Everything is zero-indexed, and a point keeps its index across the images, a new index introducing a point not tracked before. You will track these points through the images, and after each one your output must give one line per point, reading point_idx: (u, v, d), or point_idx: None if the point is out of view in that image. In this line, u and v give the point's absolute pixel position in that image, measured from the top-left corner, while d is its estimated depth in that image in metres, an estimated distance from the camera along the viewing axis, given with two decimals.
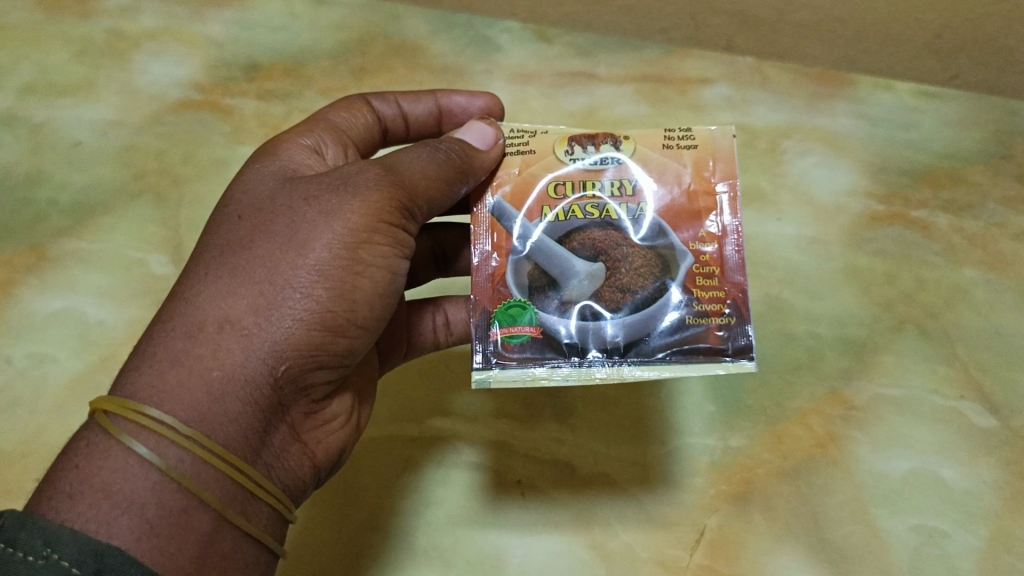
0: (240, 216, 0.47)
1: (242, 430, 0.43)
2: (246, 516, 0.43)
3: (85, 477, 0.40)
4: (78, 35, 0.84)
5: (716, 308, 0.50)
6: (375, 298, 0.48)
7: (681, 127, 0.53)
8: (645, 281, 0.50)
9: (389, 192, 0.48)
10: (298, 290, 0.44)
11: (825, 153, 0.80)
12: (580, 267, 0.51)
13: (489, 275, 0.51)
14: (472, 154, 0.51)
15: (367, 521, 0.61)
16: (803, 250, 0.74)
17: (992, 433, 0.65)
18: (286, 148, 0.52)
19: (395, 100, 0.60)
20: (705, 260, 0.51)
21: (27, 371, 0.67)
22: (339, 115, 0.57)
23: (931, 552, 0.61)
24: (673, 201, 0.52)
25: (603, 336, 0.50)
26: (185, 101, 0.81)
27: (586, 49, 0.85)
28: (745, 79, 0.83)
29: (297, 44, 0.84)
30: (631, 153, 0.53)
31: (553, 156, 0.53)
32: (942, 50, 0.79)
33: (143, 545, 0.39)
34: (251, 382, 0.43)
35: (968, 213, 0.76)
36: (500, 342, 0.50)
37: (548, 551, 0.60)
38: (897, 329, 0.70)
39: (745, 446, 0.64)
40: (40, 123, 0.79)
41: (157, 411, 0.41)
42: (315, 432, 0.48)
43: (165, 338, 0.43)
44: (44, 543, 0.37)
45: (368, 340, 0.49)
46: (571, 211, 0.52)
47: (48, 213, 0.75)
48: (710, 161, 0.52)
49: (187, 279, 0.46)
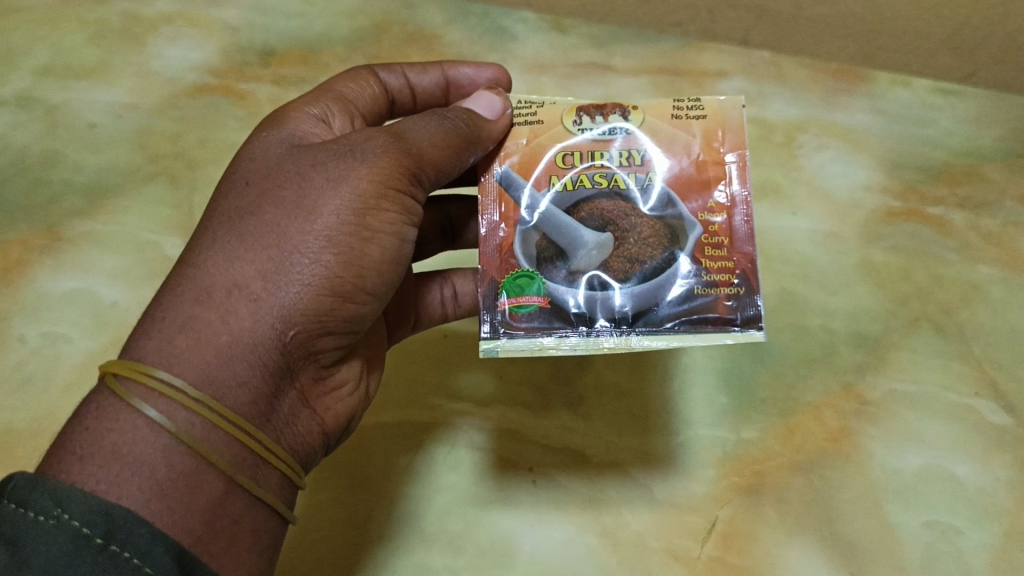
0: (248, 183, 0.47)
1: (250, 394, 0.43)
2: (256, 480, 0.43)
3: (95, 439, 0.39)
4: (94, 18, 0.84)
5: (725, 278, 0.49)
6: (383, 265, 0.47)
7: (690, 97, 0.53)
8: (653, 252, 0.50)
9: (398, 159, 0.48)
10: (306, 256, 0.44)
11: (841, 147, 0.79)
12: (588, 238, 0.50)
13: (497, 245, 0.51)
14: (480, 123, 0.51)
15: (375, 501, 0.61)
16: (818, 244, 0.74)
17: (1006, 430, 0.65)
18: (294, 116, 0.52)
19: (401, 71, 0.60)
20: (714, 230, 0.50)
21: (40, 351, 0.67)
22: (346, 86, 0.57)
23: (944, 548, 0.60)
24: (682, 171, 0.51)
25: (611, 306, 0.49)
26: (200, 85, 0.81)
27: (601, 41, 0.85)
28: (761, 73, 0.83)
29: (312, 30, 0.84)
30: (640, 123, 0.52)
31: (561, 126, 0.52)
32: (961, 46, 0.78)
33: (153, 506, 0.39)
34: (259, 346, 0.43)
35: (984, 211, 0.76)
36: (508, 312, 0.50)
37: (558, 538, 0.60)
38: (911, 325, 0.70)
39: (757, 438, 0.63)
40: (55, 104, 0.79)
41: (166, 373, 0.41)
42: (322, 398, 0.48)
43: (173, 301, 0.43)
44: (55, 503, 0.36)
45: (376, 308, 0.48)
46: (580, 180, 0.52)
47: (63, 194, 0.75)
48: (719, 131, 0.52)
49: (195, 244, 0.45)
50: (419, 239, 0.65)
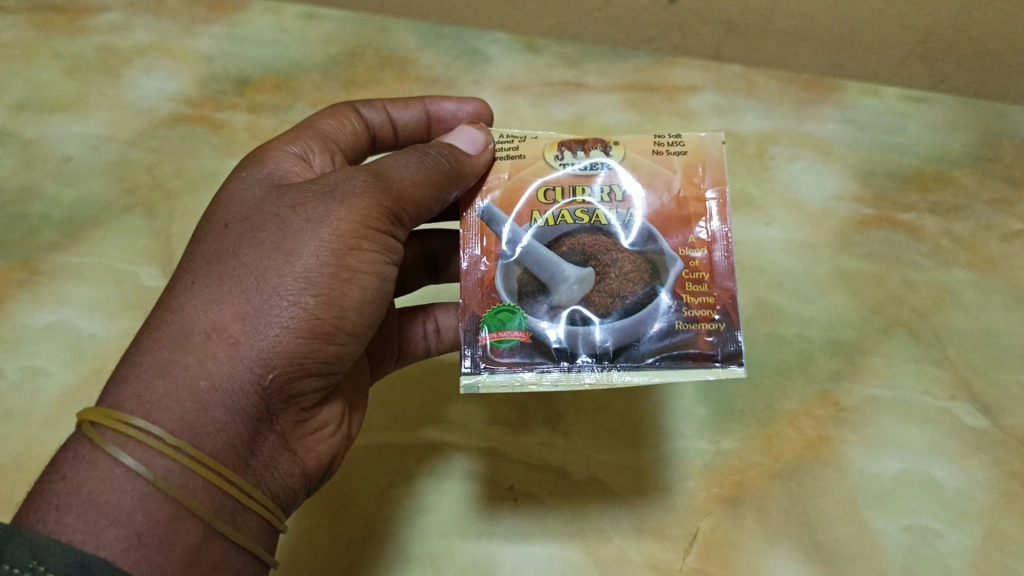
0: (227, 225, 0.48)
1: (230, 439, 0.43)
2: (236, 526, 0.43)
3: (72, 489, 0.40)
4: (69, 52, 0.85)
5: (706, 314, 0.50)
6: (363, 304, 0.48)
7: (672, 133, 0.53)
8: (635, 287, 0.51)
9: (377, 198, 0.48)
10: (285, 298, 0.45)
11: (813, 158, 0.80)
12: (570, 272, 0.51)
13: (478, 279, 0.52)
14: (461, 160, 0.52)
15: (363, 527, 0.61)
16: (792, 254, 0.75)
17: (983, 432, 0.66)
18: (274, 155, 0.53)
19: (383, 107, 0.61)
20: (695, 265, 0.51)
21: (19, 385, 0.67)
22: (328, 123, 0.58)
23: (925, 551, 0.61)
24: (664, 206, 0.52)
25: (593, 341, 0.50)
26: (176, 115, 0.81)
27: (574, 60, 0.86)
28: (732, 86, 0.84)
29: (287, 57, 0.85)
30: (621, 159, 0.53)
31: (543, 161, 0.53)
32: (928, 53, 0.80)
33: (131, 556, 0.39)
34: (238, 391, 0.43)
35: (955, 215, 0.77)
36: (489, 347, 0.50)
37: (541, 555, 0.60)
38: (886, 331, 0.70)
39: (737, 448, 0.64)
40: (32, 139, 0.80)
41: (144, 421, 0.41)
42: (305, 440, 0.49)
43: (152, 347, 0.43)
44: (31, 555, 0.36)
45: (357, 347, 0.49)
46: (561, 216, 0.52)
47: (40, 227, 0.75)
48: (701, 167, 0.53)
49: (174, 288, 0.46)
50: (402, 272, 0.65)
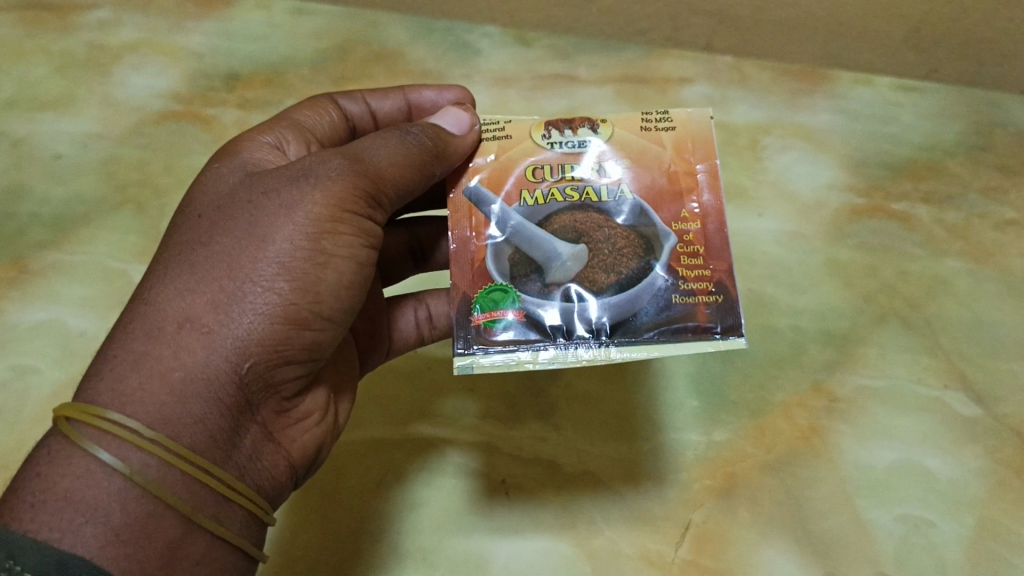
0: (201, 214, 0.47)
1: (208, 430, 0.43)
2: (219, 519, 0.43)
3: (47, 486, 0.39)
4: (57, 49, 0.85)
5: (703, 287, 0.50)
6: (341, 288, 0.47)
7: (658, 110, 0.54)
8: (629, 262, 0.50)
9: (352, 181, 0.48)
10: (258, 285, 0.44)
11: (805, 148, 0.80)
12: (562, 250, 0.50)
13: (468, 260, 0.51)
14: (444, 141, 0.52)
15: (353, 524, 0.60)
16: (784, 245, 0.74)
17: (976, 421, 0.65)
18: (248, 145, 0.52)
19: (363, 98, 0.61)
20: (689, 239, 0.51)
21: (10, 383, 0.66)
22: (304, 114, 0.57)
23: (917, 541, 0.60)
24: (654, 182, 0.52)
25: (589, 317, 0.49)
26: (165, 112, 0.81)
27: (565, 52, 0.86)
28: (723, 78, 0.85)
29: (277, 53, 0.85)
30: (609, 136, 0.53)
31: (530, 141, 0.53)
32: (921, 44, 0.80)
33: (108, 554, 0.39)
34: (215, 380, 0.43)
35: (947, 205, 0.77)
36: (482, 327, 0.49)
37: (534, 550, 0.59)
38: (879, 321, 0.70)
39: (729, 440, 0.63)
40: (21, 137, 0.80)
41: (118, 415, 0.41)
42: (288, 430, 0.48)
43: (126, 339, 0.43)
44: (5, 555, 0.37)
45: (337, 333, 0.48)
46: (551, 194, 0.52)
47: (30, 225, 0.74)
48: (689, 142, 0.53)
49: (148, 280, 0.45)
50: (389, 260, 0.65)
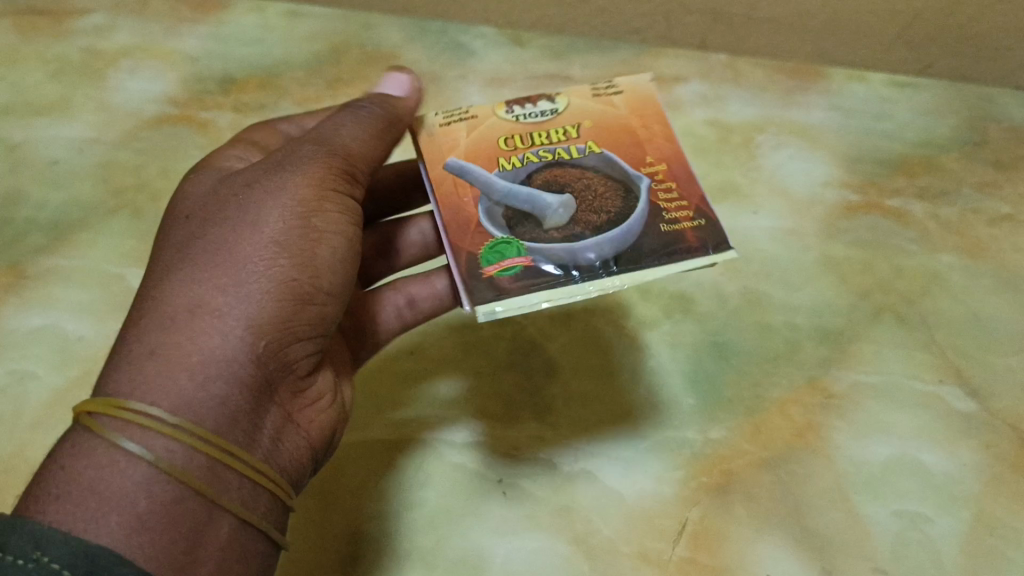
0: (191, 214, 0.49)
1: (229, 411, 0.44)
2: (245, 502, 0.44)
3: (70, 477, 0.39)
4: (53, 55, 0.86)
5: (686, 214, 0.51)
6: (335, 265, 0.50)
7: (603, 81, 0.58)
8: (613, 201, 0.51)
9: (326, 161, 0.51)
10: (261, 263, 0.46)
11: (799, 146, 0.81)
12: (551, 200, 0.51)
13: (463, 224, 0.51)
14: (395, 106, 0.56)
15: (350, 525, 0.60)
16: (779, 242, 0.75)
17: (972, 416, 0.65)
18: (212, 162, 0.55)
19: (300, 120, 0.64)
20: (660, 178, 0.53)
21: (6, 389, 0.65)
22: (257, 137, 0.61)
23: (914, 536, 0.59)
24: (618, 137, 0.55)
25: (595, 250, 0.49)
26: (161, 115, 0.82)
27: (559, 52, 0.88)
28: (716, 75, 0.87)
29: (272, 56, 0.86)
30: (566, 104, 0.57)
31: (495, 117, 0.56)
32: (912, 41, 0.82)
33: (134, 540, 0.39)
34: (232, 362, 0.44)
35: (942, 200, 0.77)
36: (494, 276, 0.48)
37: (530, 548, 0.58)
38: (874, 318, 0.70)
39: (725, 437, 0.63)
40: (18, 142, 0.80)
41: (140, 403, 0.41)
42: (302, 412, 0.50)
43: (139, 332, 0.44)
44: (33, 544, 0.36)
45: (338, 310, 0.51)
46: (527, 159, 0.54)
47: (27, 230, 0.74)
48: (637, 98, 0.57)
49: (151, 278, 0.47)
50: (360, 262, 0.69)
